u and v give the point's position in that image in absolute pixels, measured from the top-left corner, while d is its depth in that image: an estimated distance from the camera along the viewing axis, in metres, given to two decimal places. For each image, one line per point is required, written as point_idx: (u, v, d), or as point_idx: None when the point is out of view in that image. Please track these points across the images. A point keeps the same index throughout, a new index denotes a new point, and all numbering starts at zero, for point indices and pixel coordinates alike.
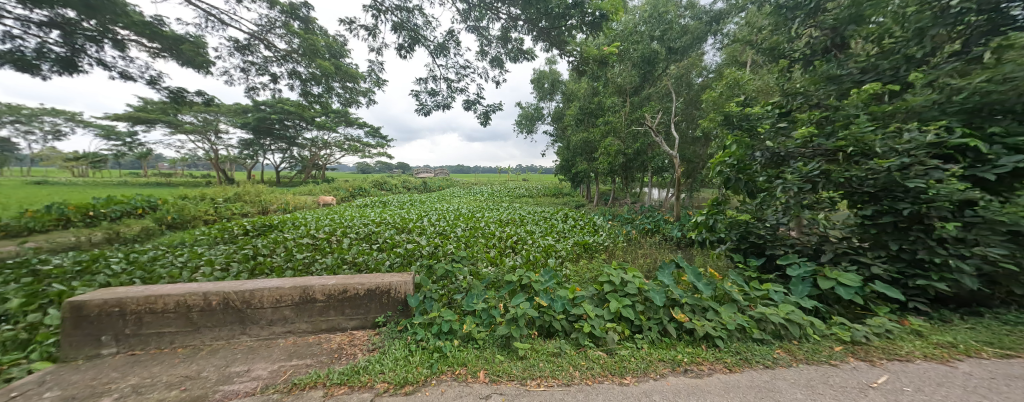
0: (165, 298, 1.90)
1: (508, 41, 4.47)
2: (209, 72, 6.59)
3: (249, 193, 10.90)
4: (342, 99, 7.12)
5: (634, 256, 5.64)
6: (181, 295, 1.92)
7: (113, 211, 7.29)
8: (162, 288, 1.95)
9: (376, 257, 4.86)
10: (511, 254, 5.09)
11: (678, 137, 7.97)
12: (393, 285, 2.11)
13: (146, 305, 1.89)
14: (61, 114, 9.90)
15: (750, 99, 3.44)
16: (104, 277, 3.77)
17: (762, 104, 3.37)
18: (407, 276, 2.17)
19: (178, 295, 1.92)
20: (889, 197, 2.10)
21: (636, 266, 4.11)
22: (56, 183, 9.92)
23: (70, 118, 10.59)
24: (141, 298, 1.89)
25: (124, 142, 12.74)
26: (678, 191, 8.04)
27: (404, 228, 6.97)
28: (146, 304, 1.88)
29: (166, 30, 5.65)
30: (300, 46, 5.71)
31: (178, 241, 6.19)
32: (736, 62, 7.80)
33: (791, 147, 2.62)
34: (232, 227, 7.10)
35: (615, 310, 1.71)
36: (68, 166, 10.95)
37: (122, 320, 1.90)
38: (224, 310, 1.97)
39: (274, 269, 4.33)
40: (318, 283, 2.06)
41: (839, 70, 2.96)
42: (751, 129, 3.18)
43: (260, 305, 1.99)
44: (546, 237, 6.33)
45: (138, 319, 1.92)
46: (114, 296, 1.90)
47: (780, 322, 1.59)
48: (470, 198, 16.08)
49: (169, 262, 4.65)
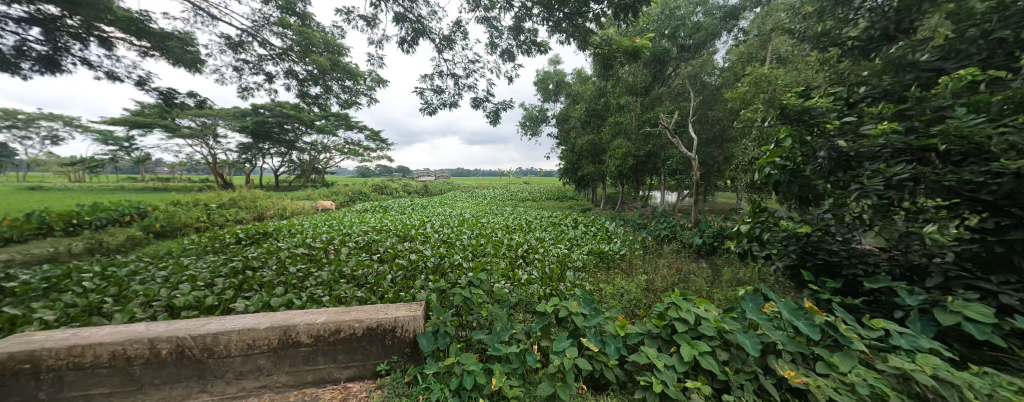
0: (95, 350, 1.68)
1: (522, 32, 4.09)
2: (201, 71, 6.21)
3: (245, 198, 10.53)
4: (340, 100, 6.77)
5: (655, 267, 5.23)
6: (117, 345, 1.70)
7: (98, 219, 6.88)
8: (91, 336, 1.72)
9: (377, 270, 4.46)
10: (524, 266, 4.69)
11: (696, 137, 7.60)
12: (399, 322, 1.90)
13: (70, 360, 1.67)
14: (56, 118, 9.60)
15: (801, 91, 3.08)
16: (72, 297, 3.37)
17: (815, 97, 3.00)
18: (415, 311, 1.95)
19: (113, 345, 1.70)
20: (1016, 207, 1.71)
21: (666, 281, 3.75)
22: (51, 188, 9.63)
23: (64, 122, 10.28)
24: (63, 351, 1.66)
25: (120, 147, 12.43)
26: (695, 195, 7.65)
27: (406, 236, 6.56)
28: (70, 358, 1.66)
29: (153, 27, 5.29)
30: (295, 41, 5.32)
31: (165, 252, 5.77)
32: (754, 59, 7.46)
33: (867, 146, 2.27)
34: (224, 235, 6.70)
35: (690, 359, 1.34)
36: (63, 171, 10.65)
37: (34, 380, 1.68)
38: (177, 362, 1.76)
39: (263, 285, 3.95)
40: (304, 323, 1.84)
41: (913, 57, 2.60)
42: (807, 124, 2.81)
43: (228, 353, 1.79)
44: (558, 245, 5.94)
45: (58, 378, 1.69)
46: (27, 349, 1.66)
47: (928, 383, 1.20)
48: (473, 202, 15.71)
49: (153, 277, 4.26)
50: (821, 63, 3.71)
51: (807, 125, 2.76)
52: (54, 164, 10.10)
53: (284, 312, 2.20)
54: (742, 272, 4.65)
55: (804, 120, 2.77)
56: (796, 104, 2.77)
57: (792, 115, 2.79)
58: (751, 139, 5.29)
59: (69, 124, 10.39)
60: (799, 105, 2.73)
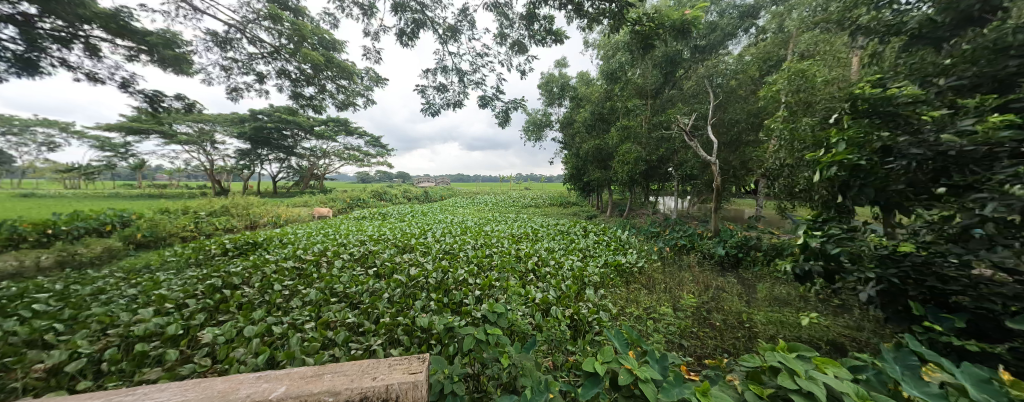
0: None
1: (535, 20, 3.91)
2: (189, 72, 5.80)
3: (237, 205, 10.04)
4: (336, 101, 6.40)
5: (680, 282, 4.74)
6: None
7: (76, 229, 6.41)
8: None
9: (373, 287, 3.98)
10: (537, 282, 4.22)
11: (714, 140, 7.13)
12: (392, 390, 1.53)
13: None
14: (52, 124, 9.33)
15: (870, 82, 2.69)
16: (14, 323, 2.88)
17: (888, 88, 2.59)
18: (414, 377, 1.58)
19: None
20: None
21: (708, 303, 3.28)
22: (45, 195, 9.33)
23: (61, 128, 9.95)
24: None
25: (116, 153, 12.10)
26: (713, 202, 7.18)
27: (405, 247, 6.07)
28: None
29: (136, 25, 4.89)
30: (285, 36, 4.89)
31: (141, 266, 5.25)
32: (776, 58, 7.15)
33: (980, 141, 1.88)
34: (210, 246, 6.21)
35: None
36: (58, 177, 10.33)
37: None
38: None
39: (242, 306, 3.48)
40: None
41: (1012, 39, 2.23)
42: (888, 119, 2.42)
43: None
44: (571, 257, 5.47)
45: None
46: None
47: None
48: (474, 209, 15.28)
49: (121, 297, 3.76)
50: (876, 54, 3.32)
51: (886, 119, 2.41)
52: (46, 171, 9.76)
53: (229, 376, 1.71)
54: (780, 291, 4.17)
55: (885, 115, 2.39)
56: (873, 94, 2.39)
57: (869, 109, 2.42)
58: (782, 142, 4.85)
59: (66, 131, 10.03)
60: (878, 96, 2.35)
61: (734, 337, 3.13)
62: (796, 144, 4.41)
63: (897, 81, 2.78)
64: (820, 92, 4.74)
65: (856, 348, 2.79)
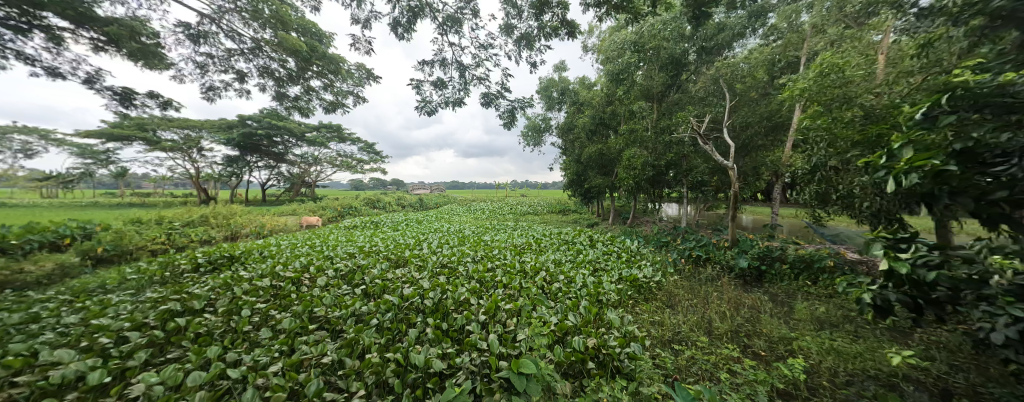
0: None
1: (547, 9, 3.69)
2: (161, 68, 5.23)
3: (218, 215, 9.35)
4: (324, 103, 5.90)
5: (704, 299, 4.24)
6: None
7: (29, 243, 5.71)
8: None
9: (360, 311, 3.41)
10: (548, 302, 3.71)
11: (731, 144, 6.66)
12: None
13: None
14: (32, 131, 8.83)
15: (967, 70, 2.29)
16: None
17: (993, 76, 2.19)
18: None
19: None
20: None
21: (805, 347, 2.92)
22: (13, 205, 8.70)
23: (40, 135, 9.38)
24: None
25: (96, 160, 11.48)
26: (730, 210, 6.71)
27: (397, 261, 5.50)
28: None
29: (100, 14, 4.31)
30: (264, 25, 4.37)
31: (94, 287, 4.58)
32: (776, 60, 7.29)
33: None
34: (179, 260, 5.55)
35: None
36: (34, 187, 9.73)
37: None
38: None
39: (200, 339, 2.88)
40: None
41: None
42: (1006, 111, 2.03)
43: None
44: (581, 271, 4.95)
45: None
46: None
47: None
48: (471, 217, 14.70)
49: (54, 327, 3.12)
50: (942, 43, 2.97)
51: (1001, 110, 2.04)
52: (20, 181, 9.17)
53: None
54: (822, 309, 3.68)
55: (1001, 105, 2.02)
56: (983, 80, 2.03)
57: (975, 99, 2.06)
58: (814, 145, 4.42)
59: (42, 137, 9.39)
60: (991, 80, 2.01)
61: (789, 372, 2.62)
62: (838, 147, 3.90)
63: (991, 71, 2.40)
64: (856, 88, 4.28)
65: (954, 391, 2.33)
